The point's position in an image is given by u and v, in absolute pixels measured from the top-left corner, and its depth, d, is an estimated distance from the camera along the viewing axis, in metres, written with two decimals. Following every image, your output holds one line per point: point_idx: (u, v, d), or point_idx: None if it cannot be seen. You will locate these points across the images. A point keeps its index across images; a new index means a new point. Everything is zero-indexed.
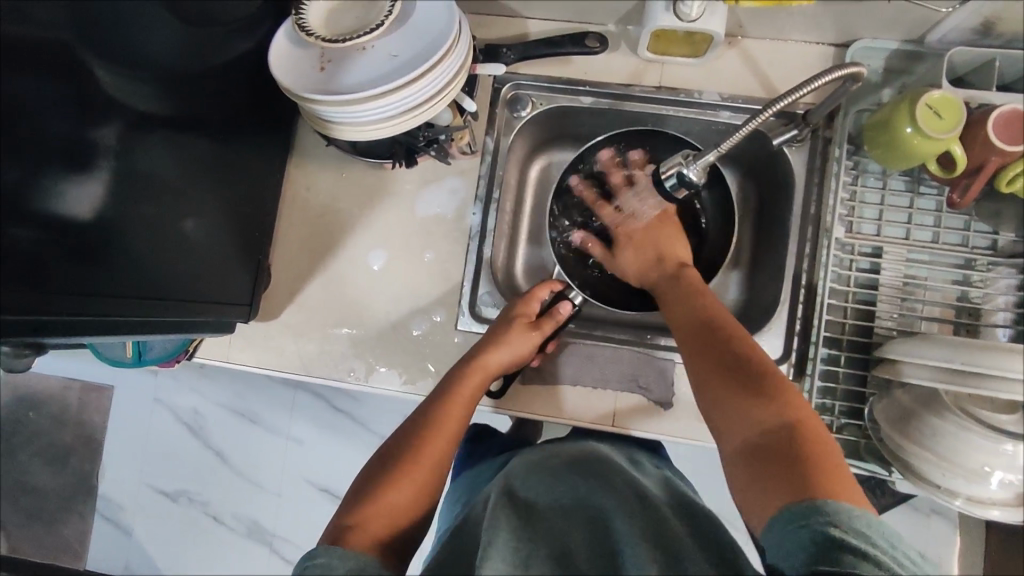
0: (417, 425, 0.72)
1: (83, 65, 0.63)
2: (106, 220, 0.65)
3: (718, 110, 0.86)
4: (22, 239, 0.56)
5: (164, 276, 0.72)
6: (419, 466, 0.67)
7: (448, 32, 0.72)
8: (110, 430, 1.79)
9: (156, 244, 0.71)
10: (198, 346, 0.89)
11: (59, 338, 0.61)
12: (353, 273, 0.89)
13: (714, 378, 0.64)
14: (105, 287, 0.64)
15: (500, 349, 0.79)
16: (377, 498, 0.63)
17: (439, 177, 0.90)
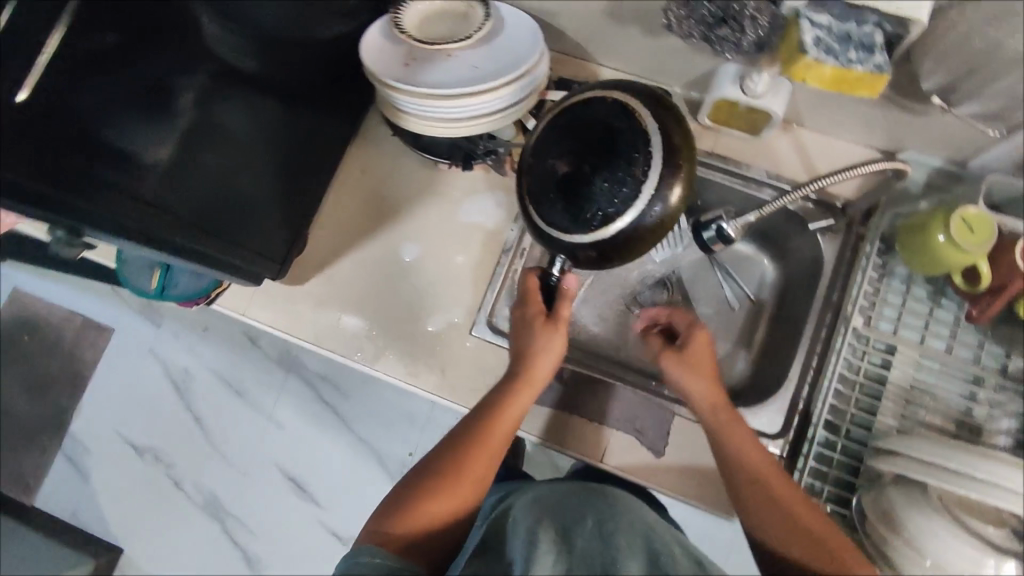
0: (460, 434, 0.71)
1: (193, 14, 0.68)
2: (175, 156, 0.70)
3: (763, 187, 0.89)
4: (82, 155, 0.60)
5: (218, 217, 0.77)
6: (462, 483, 0.68)
7: (530, 58, 0.78)
8: (100, 371, 1.80)
9: (210, 186, 0.75)
10: (220, 294, 0.91)
11: (99, 235, 0.66)
12: (384, 259, 0.92)
13: (782, 532, 0.68)
14: (159, 210, 0.69)
15: (545, 358, 0.75)
16: (414, 507, 0.66)
17: (487, 188, 0.93)
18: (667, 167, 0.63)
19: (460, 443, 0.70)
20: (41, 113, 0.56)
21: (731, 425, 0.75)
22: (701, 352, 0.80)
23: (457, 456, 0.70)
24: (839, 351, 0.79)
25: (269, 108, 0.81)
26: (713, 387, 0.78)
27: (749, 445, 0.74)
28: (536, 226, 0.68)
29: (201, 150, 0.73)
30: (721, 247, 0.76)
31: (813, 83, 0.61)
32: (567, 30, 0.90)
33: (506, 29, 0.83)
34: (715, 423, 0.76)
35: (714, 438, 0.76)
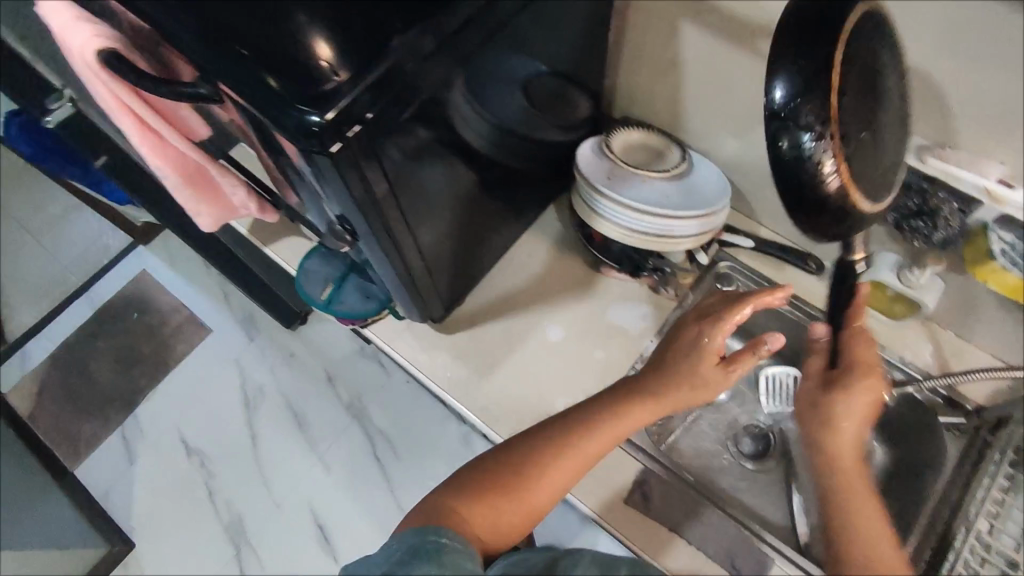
0: (546, 436, 0.70)
1: (473, 70, 0.71)
2: (426, 199, 0.78)
3: (894, 370, 0.94)
4: (386, 169, 0.67)
5: (430, 254, 0.88)
6: (518, 500, 0.66)
7: (718, 204, 0.92)
8: (184, 364, 1.89)
9: (434, 231, 0.85)
10: (374, 321, 1.00)
11: (366, 239, 0.75)
12: (529, 335, 1.00)
13: None
14: (403, 236, 0.78)
15: (681, 388, 0.73)
16: (482, 495, 0.65)
17: (636, 299, 1.02)
18: (897, 78, 0.63)
19: (529, 460, 0.68)
20: (401, 132, 0.65)
21: (845, 485, 0.64)
22: (861, 407, 0.67)
23: (524, 471, 0.67)
24: (958, 552, 0.80)
25: (496, 177, 0.92)
26: (847, 442, 0.66)
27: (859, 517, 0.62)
28: (852, 211, 0.60)
29: (447, 195, 0.83)
30: None
31: (995, 284, 0.75)
32: (740, 187, 1.03)
33: (700, 175, 0.96)
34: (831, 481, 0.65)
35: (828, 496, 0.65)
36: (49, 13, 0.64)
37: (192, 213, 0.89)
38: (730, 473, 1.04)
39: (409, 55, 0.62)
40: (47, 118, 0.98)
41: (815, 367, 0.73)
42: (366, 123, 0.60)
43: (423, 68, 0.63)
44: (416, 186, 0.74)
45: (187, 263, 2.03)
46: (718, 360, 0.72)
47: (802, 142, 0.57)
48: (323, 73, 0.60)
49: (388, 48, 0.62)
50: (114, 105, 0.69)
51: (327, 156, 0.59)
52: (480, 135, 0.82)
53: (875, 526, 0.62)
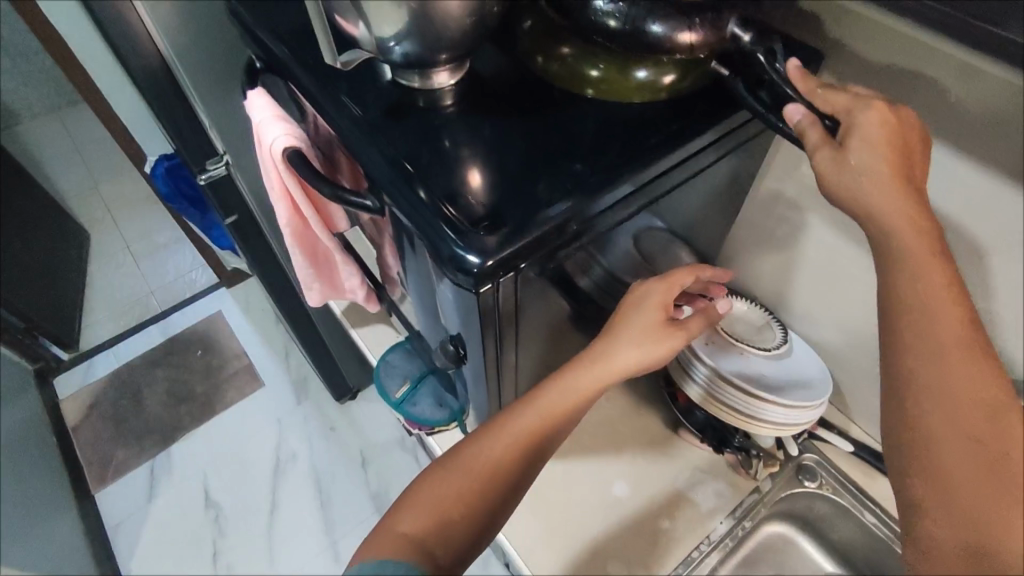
0: (500, 432, 0.61)
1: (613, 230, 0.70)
2: (532, 326, 0.78)
3: None
4: (510, 305, 0.66)
5: (518, 378, 0.86)
6: (472, 504, 0.57)
7: (817, 396, 0.90)
8: (229, 412, 1.91)
9: (528, 357, 0.84)
10: (439, 431, 0.99)
11: (470, 358, 0.75)
12: (594, 484, 0.96)
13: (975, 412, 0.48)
14: (505, 362, 0.77)
15: (636, 348, 0.66)
16: (438, 510, 0.56)
17: (712, 472, 0.97)
18: None
19: (478, 456, 0.59)
20: (535, 276, 0.65)
21: (949, 411, 0.48)
22: (877, 135, 0.55)
23: (477, 471, 0.58)
24: None
25: (592, 310, 0.90)
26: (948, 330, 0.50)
27: (1003, 449, 0.47)
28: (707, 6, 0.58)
29: (544, 324, 0.82)
30: None
31: None
32: (838, 380, 1.01)
33: (797, 359, 0.95)
34: (931, 414, 0.49)
35: (911, 435, 0.50)
36: (254, 107, 0.73)
37: (302, 287, 0.93)
38: None
39: (556, 219, 0.60)
40: (201, 177, 1.04)
41: (817, 137, 0.57)
42: (512, 276, 0.60)
43: (566, 236, 0.62)
44: (529, 318, 0.74)
45: (261, 314, 2.11)
46: (662, 319, 0.67)
47: (609, 21, 0.58)
48: (482, 220, 0.60)
49: (549, 207, 0.61)
50: (277, 190, 0.75)
51: (472, 293, 0.60)
52: (588, 274, 0.80)
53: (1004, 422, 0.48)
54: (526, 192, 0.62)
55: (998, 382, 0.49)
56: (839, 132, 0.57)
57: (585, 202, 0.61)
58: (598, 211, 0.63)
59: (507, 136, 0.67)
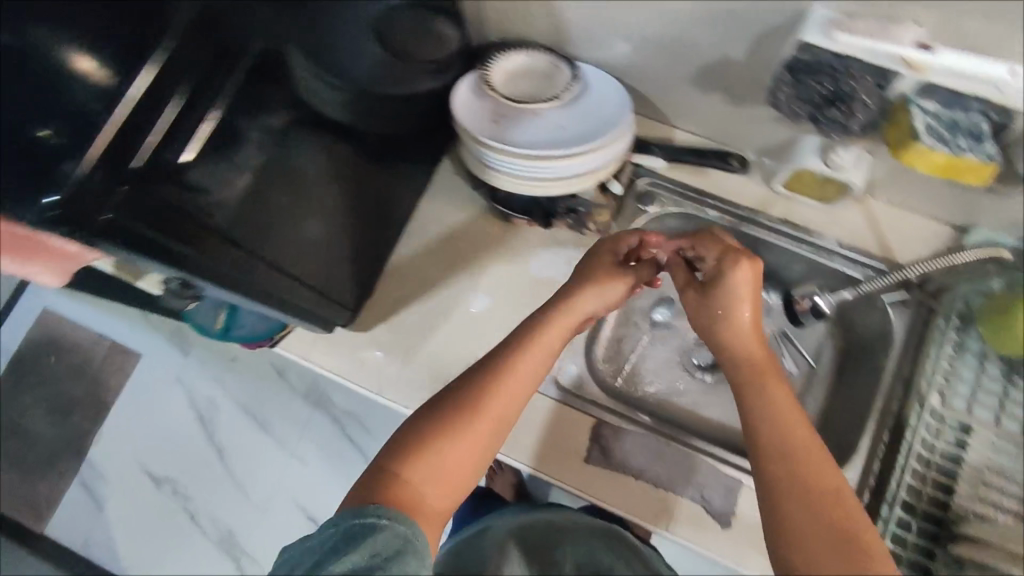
0: (484, 367, 0.67)
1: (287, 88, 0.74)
2: (250, 207, 0.71)
3: (832, 256, 0.90)
4: (170, 198, 0.62)
5: (295, 261, 0.77)
6: (466, 439, 0.63)
7: (619, 126, 0.82)
8: (124, 397, 1.76)
9: (285, 238, 0.76)
10: (285, 335, 0.89)
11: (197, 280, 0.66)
12: (452, 311, 0.90)
13: (769, 404, 0.63)
14: (245, 255, 0.70)
15: (594, 295, 0.72)
16: (432, 450, 0.62)
17: (559, 244, 0.93)
18: None
19: (464, 395, 0.65)
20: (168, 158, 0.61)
21: (784, 412, 0.62)
22: (744, 283, 0.67)
23: (460, 402, 0.65)
24: (914, 428, 0.80)
25: (342, 152, 0.82)
26: (741, 325, 0.67)
27: (782, 450, 0.60)
28: None
29: (280, 193, 0.76)
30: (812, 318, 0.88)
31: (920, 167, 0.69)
32: (647, 94, 0.92)
33: (594, 93, 0.85)
34: (761, 431, 0.62)
35: (750, 423, 0.63)
36: None
37: None
38: (691, 391, 1.02)
39: (159, 101, 0.59)
40: None
41: (682, 278, 0.73)
42: (128, 191, 0.57)
43: (191, 183, 0.65)
44: (240, 207, 0.71)
45: None
46: (615, 264, 0.73)
47: None
48: (88, 118, 0.56)
49: (144, 66, 0.59)
50: None
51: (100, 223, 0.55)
52: (289, 108, 0.75)
53: (781, 410, 0.63)
54: (131, 63, 0.59)
55: (776, 375, 0.65)
56: (704, 277, 0.70)
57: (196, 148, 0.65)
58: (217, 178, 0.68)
59: (103, 21, 0.61)
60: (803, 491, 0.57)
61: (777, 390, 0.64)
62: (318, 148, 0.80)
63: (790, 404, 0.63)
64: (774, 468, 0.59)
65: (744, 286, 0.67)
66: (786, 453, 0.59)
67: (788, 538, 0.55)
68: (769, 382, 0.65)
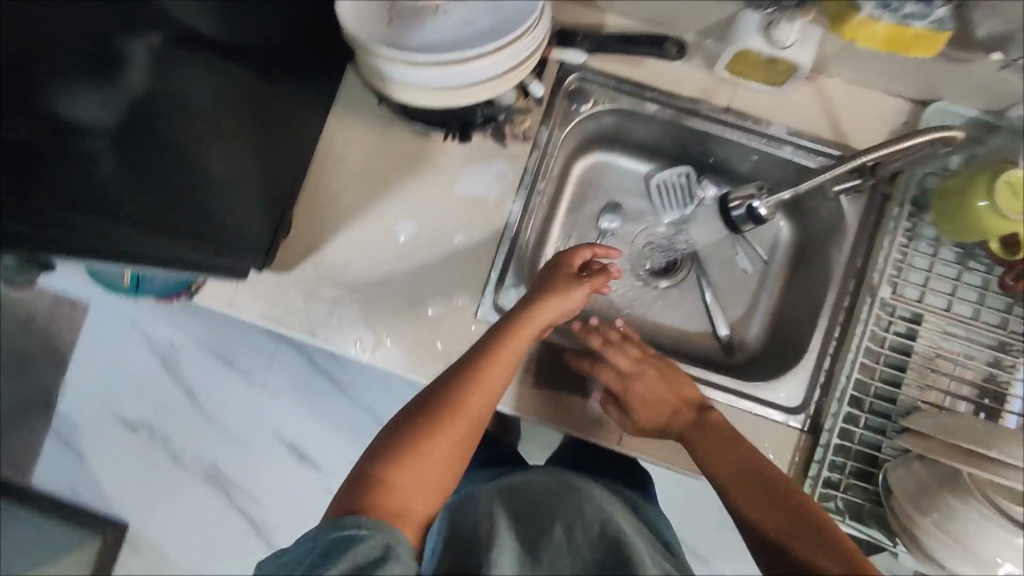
0: (462, 363, 0.70)
1: None
2: (130, 153, 0.58)
3: (782, 145, 0.83)
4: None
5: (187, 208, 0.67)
6: (442, 446, 0.65)
7: (530, 12, 0.70)
8: (79, 348, 1.62)
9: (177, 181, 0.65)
10: (200, 288, 0.83)
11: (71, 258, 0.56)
12: (377, 242, 0.83)
13: (721, 443, 0.73)
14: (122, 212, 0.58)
15: (551, 305, 0.75)
16: (405, 458, 0.63)
17: (485, 158, 0.84)
18: None
19: (439, 401, 0.67)
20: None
21: (715, 443, 0.74)
22: (653, 374, 0.80)
23: (441, 403, 0.67)
24: (865, 324, 0.76)
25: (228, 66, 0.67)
26: (674, 402, 0.79)
27: (757, 471, 0.70)
28: None
29: (163, 128, 0.61)
30: (751, 223, 0.87)
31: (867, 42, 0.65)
32: None
33: None
34: (724, 473, 0.71)
35: (708, 459, 0.73)
36: None
37: None
38: (645, 299, 0.99)
39: None
40: None
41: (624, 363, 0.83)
42: None
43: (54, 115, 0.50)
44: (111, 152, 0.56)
45: None
46: (571, 278, 0.78)
47: None
48: None
49: None
50: None
51: None
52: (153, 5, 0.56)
53: (736, 455, 0.72)
54: None
55: (693, 411, 0.78)
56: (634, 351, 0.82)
57: (29, 78, 0.48)
58: (81, 103, 0.52)
59: None
60: (801, 509, 0.65)
61: (717, 425, 0.76)
62: (199, 69, 0.63)
63: (733, 441, 0.73)
64: (740, 496, 0.69)
65: (687, 384, 0.80)
66: (745, 478, 0.69)
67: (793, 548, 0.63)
68: (717, 438, 0.74)
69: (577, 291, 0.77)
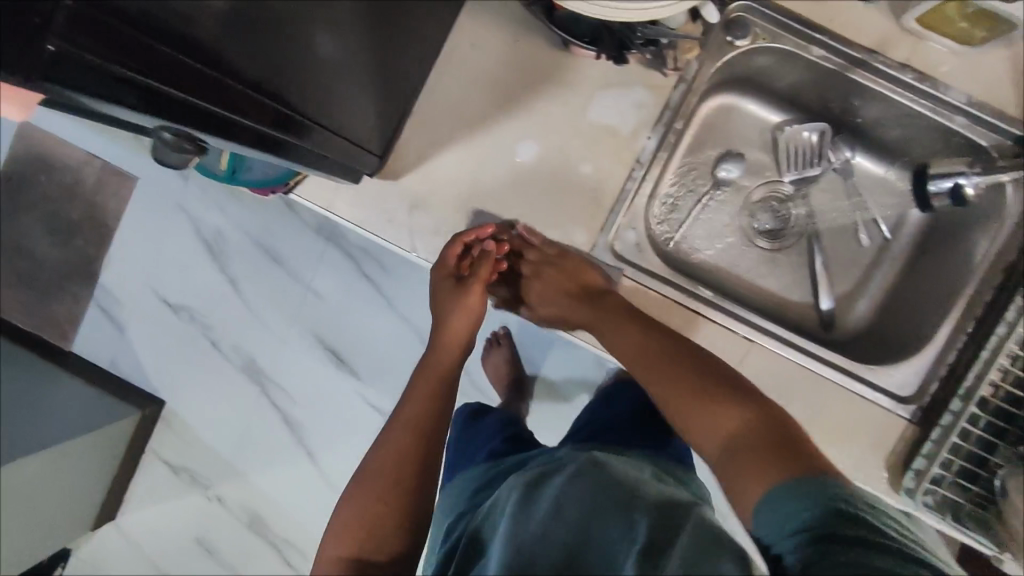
0: (377, 446, 0.72)
1: None
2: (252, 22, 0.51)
3: (954, 114, 0.78)
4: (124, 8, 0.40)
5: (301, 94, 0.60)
6: (381, 475, 0.69)
7: None
8: (125, 221, 1.57)
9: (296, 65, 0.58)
10: (300, 182, 0.77)
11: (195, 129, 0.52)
12: (492, 161, 0.77)
13: (638, 354, 0.71)
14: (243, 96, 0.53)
15: (455, 314, 0.81)
16: (350, 507, 0.68)
17: (624, 84, 0.76)
18: None
19: (378, 458, 0.71)
20: None
21: (643, 348, 0.71)
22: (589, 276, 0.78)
23: (369, 464, 0.70)
24: (1011, 322, 0.72)
25: None
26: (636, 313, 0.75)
27: (679, 363, 0.69)
28: None
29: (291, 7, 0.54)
30: (944, 199, 0.80)
31: None
32: None
33: None
34: (658, 386, 0.69)
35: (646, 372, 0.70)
36: None
37: None
38: (746, 258, 0.93)
39: None
40: None
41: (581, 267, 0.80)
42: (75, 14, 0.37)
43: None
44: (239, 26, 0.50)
45: None
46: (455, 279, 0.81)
47: None
48: None
49: None
50: None
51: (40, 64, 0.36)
52: None
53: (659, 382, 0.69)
54: None
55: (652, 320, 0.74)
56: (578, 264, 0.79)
57: None
58: None
59: None
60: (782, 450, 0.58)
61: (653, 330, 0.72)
62: None
63: (668, 344, 0.71)
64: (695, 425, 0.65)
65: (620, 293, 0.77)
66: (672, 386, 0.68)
67: (716, 430, 0.64)
68: (664, 344, 0.71)
69: (472, 285, 0.81)
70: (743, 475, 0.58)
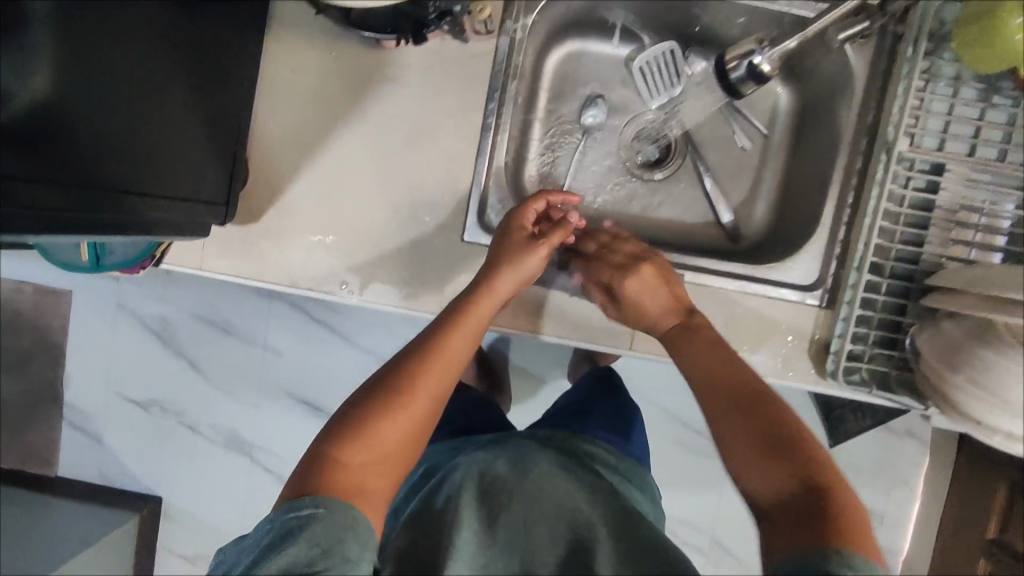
0: (412, 358, 0.61)
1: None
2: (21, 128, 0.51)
3: None
4: None
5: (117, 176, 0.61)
6: (402, 407, 0.58)
7: None
8: (71, 335, 1.55)
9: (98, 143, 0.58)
10: (166, 251, 0.77)
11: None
12: (342, 175, 0.76)
13: (727, 402, 0.61)
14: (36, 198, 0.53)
15: (506, 271, 0.68)
16: (365, 421, 0.57)
17: (447, 63, 0.76)
18: None
19: (398, 377, 0.60)
20: None
21: (714, 390, 0.62)
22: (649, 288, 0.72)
23: (393, 386, 0.59)
24: (882, 181, 0.71)
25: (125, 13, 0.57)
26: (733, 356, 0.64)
27: (759, 408, 0.60)
28: None
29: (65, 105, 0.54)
30: (753, 84, 0.79)
31: None
32: None
33: None
34: (721, 424, 0.60)
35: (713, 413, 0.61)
36: None
37: None
38: (638, 194, 0.91)
39: None
40: None
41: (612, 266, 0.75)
42: None
43: None
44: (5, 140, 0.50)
45: None
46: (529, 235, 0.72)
47: None
48: None
49: None
50: None
51: None
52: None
53: (728, 423, 0.60)
54: None
55: (732, 358, 0.64)
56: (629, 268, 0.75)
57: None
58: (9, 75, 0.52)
59: None
60: (828, 524, 0.51)
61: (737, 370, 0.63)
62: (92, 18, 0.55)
63: (746, 382, 0.62)
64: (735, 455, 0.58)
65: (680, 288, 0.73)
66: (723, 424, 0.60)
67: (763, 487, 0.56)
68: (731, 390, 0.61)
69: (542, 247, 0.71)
70: (780, 533, 0.52)
